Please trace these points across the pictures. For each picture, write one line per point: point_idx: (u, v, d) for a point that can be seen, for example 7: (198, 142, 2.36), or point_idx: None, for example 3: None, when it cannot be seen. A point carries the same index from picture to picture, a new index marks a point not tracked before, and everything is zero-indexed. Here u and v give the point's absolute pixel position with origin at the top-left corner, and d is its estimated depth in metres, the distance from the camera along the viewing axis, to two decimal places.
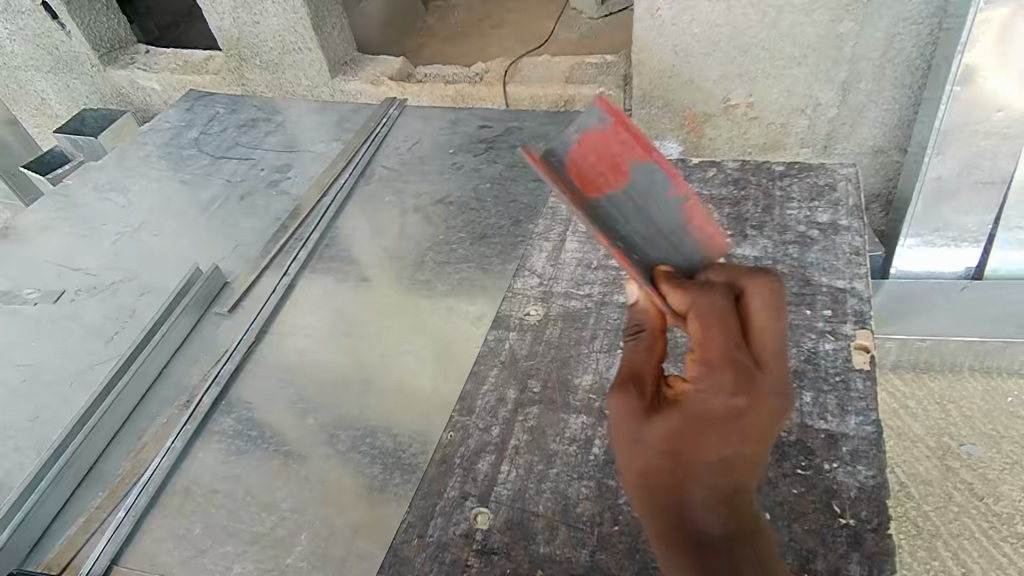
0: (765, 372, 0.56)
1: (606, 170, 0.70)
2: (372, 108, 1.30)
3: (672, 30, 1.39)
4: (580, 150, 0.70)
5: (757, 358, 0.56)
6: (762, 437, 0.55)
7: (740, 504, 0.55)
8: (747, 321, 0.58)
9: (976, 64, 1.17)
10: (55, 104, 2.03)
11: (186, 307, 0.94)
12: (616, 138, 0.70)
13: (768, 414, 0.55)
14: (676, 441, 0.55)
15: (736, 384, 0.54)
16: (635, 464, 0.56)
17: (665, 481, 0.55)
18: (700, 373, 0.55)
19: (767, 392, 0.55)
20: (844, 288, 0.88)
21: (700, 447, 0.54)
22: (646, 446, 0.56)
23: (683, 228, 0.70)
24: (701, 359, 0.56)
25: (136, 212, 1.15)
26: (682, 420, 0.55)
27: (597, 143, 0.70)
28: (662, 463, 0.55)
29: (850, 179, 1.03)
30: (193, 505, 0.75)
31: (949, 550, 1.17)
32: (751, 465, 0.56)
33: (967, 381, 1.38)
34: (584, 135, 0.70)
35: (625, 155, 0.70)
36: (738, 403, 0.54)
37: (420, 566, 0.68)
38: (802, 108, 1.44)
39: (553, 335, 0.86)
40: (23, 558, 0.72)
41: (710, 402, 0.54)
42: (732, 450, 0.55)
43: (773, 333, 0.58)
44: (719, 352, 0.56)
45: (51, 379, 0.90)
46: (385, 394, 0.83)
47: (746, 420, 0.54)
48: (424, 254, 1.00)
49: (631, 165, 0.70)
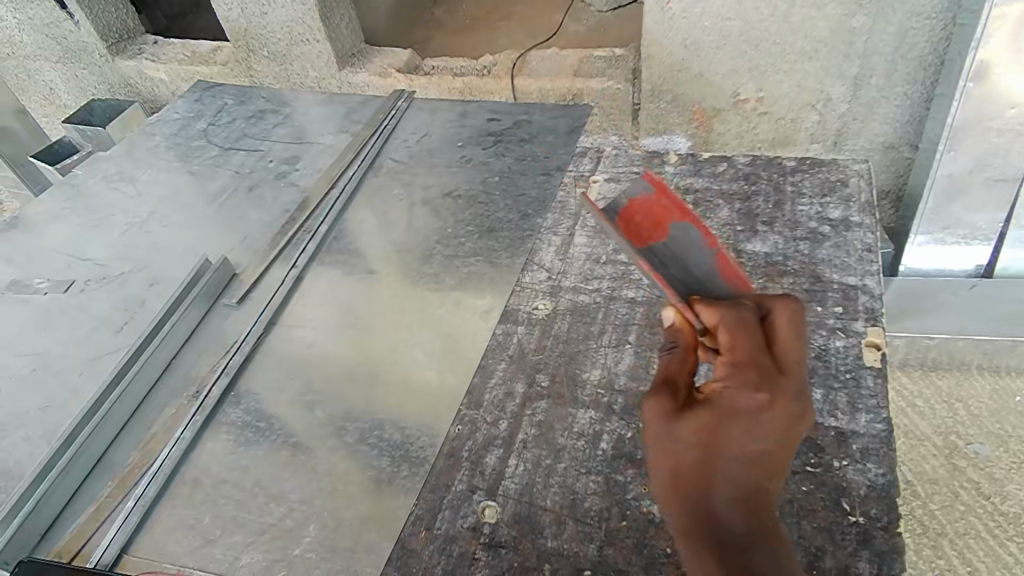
0: (789, 375, 0.56)
1: (649, 227, 0.75)
2: (381, 101, 1.29)
3: (682, 24, 1.38)
4: (629, 210, 0.77)
5: (780, 363, 0.57)
6: (787, 437, 0.56)
7: (763, 505, 0.55)
8: (771, 330, 0.59)
9: (990, 60, 1.16)
10: (64, 93, 2.03)
11: (195, 298, 0.94)
12: (659, 203, 0.76)
13: (792, 414, 0.55)
14: (705, 437, 0.55)
15: (761, 382, 0.55)
16: (666, 461, 0.57)
17: (693, 476, 0.56)
18: (728, 373, 0.57)
19: (790, 394, 0.56)
20: (856, 285, 0.88)
21: (727, 443, 0.55)
22: (676, 443, 0.56)
23: (715, 278, 0.70)
24: (729, 361, 0.57)
25: (145, 203, 1.15)
26: (710, 415, 0.55)
27: (644, 207, 0.77)
28: (691, 459, 0.56)
29: (862, 175, 1.02)
30: (202, 496, 0.75)
31: (954, 549, 1.17)
32: (775, 466, 0.56)
33: (976, 380, 1.37)
34: (633, 201, 0.78)
35: (667, 216, 0.75)
36: (762, 400, 0.55)
37: (428, 558, 0.70)
38: (812, 103, 1.43)
39: (562, 330, 0.88)
40: (34, 545, 0.72)
41: (738, 398, 0.55)
42: (756, 449, 0.55)
43: (796, 343, 0.58)
44: (745, 356, 0.57)
45: (61, 369, 0.90)
46: (392, 387, 0.82)
47: (772, 416, 0.55)
48: (433, 247, 0.99)
49: (672, 224, 0.75)
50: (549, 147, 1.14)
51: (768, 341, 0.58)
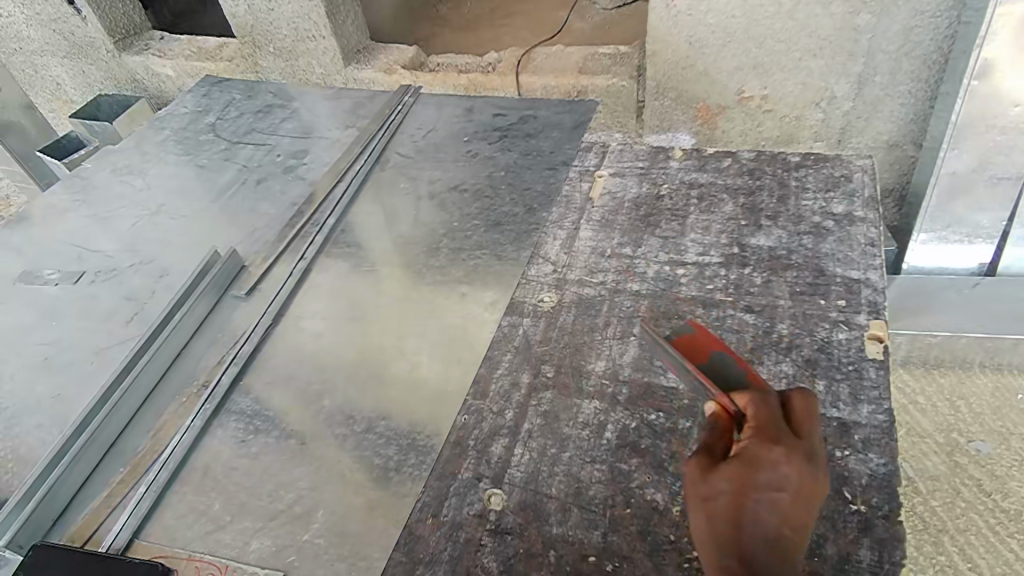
0: (805, 442, 0.59)
1: (694, 355, 0.72)
2: (386, 97, 1.31)
3: (687, 21, 1.39)
4: (678, 340, 0.75)
5: (797, 431, 0.60)
6: (810, 491, 0.56)
7: (793, 550, 0.53)
8: (789, 409, 0.62)
9: (994, 57, 1.16)
10: (71, 89, 2.04)
11: (204, 290, 0.95)
12: (705, 338, 0.74)
13: (810, 471, 0.57)
14: (737, 481, 0.56)
15: (782, 440, 0.58)
16: (701, 510, 0.57)
17: (726, 519, 0.55)
18: (753, 434, 0.59)
19: (808, 453, 0.58)
20: (859, 278, 0.88)
21: (756, 486, 0.55)
22: (710, 488, 0.57)
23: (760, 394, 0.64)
24: (754, 426, 0.60)
25: (155, 196, 1.16)
26: (740, 463, 0.57)
27: (690, 341, 0.74)
28: (723, 500, 0.55)
29: (866, 171, 1.03)
30: (212, 482, 0.76)
31: (955, 545, 1.17)
32: (802, 517, 0.55)
33: (978, 377, 1.38)
34: (681, 334, 0.76)
35: (712, 347, 0.72)
36: (784, 452, 0.57)
37: (435, 543, 0.70)
38: (817, 100, 1.44)
39: (567, 321, 0.88)
40: (47, 530, 0.73)
41: (763, 451, 0.57)
42: (782, 497, 0.55)
43: (811, 422, 0.61)
44: (767, 421, 0.60)
45: (73, 358, 0.91)
46: (398, 377, 0.84)
47: (793, 468, 0.56)
48: (439, 240, 1.00)
49: (714, 353, 0.72)
50: (553, 143, 1.15)
51: (786, 418, 0.62)
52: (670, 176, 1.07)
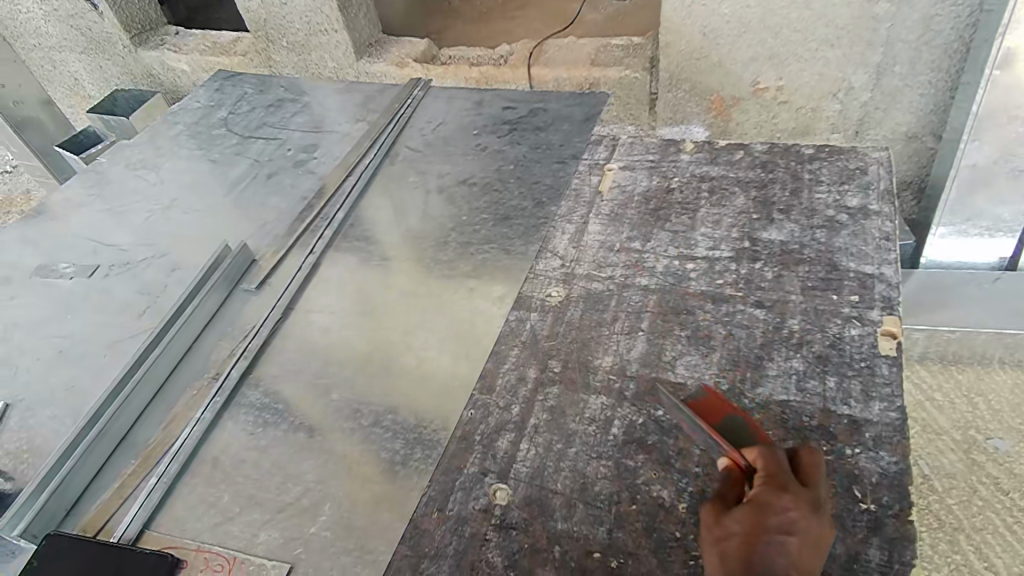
0: (815, 491, 0.59)
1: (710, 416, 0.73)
2: (396, 90, 1.30)
3: (701, 11, 1.37)
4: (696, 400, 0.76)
5: (806, 481, 0.60)
6: (818, 538, 0.55)
7: None
8: (797, 459, 0.62)
9: (1017, 46, 1.13)
10: (88, 85, 2.07)
11: (215, 285, 0.96)
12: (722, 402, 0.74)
13: (819, 519, 0.56)
14: (749, 522, 0.56)
15: (792, 487, 0.58)
16: (714, 550, 0.57)
17: (738, 559, 0.55)
18: (764, 480, 0.59)
19: (817, 502, 0.58)
20: (872, 273, 0.87)
21: (766, 528, 0.55)
22: (724, 530, 0.57)
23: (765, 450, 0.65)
24: (765, 472, 0.60)
25: (168, 190, 1.17)
26: (752, 506, 0.57)
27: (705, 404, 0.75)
28: (735, 541, 0.56)
29: (882, 163, 1.01)
30: (222, 474, 0.77)
31: (971, 544, 1.15)
32: (811, 563, 0.54)
33: (997, 374, 1.35)
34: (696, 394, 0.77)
35: (728, 410, 0.73)
36: (793, 499, 0.57)
37: (440, 537, 0.70)
38: (833, 91, 1.41)
39: (575, 317, 0.88)
40: (60, 521, 0.74)
41: (774, 497, 0.57)
42: (791, 540, 0.54)
43: (821, 473, 0.61)
44: (778, 468, 0.60)
45: (87, 351, 0.92)
46: (406, 370, 0.84)
47: (803, 515, 0.56)
48: (448, 234, 1.00)
49: (728, 416, 0.72)
50: (563, 136, 1.14)
51: (795, 467, 0.61)
52: (681, 170, 1.06)
